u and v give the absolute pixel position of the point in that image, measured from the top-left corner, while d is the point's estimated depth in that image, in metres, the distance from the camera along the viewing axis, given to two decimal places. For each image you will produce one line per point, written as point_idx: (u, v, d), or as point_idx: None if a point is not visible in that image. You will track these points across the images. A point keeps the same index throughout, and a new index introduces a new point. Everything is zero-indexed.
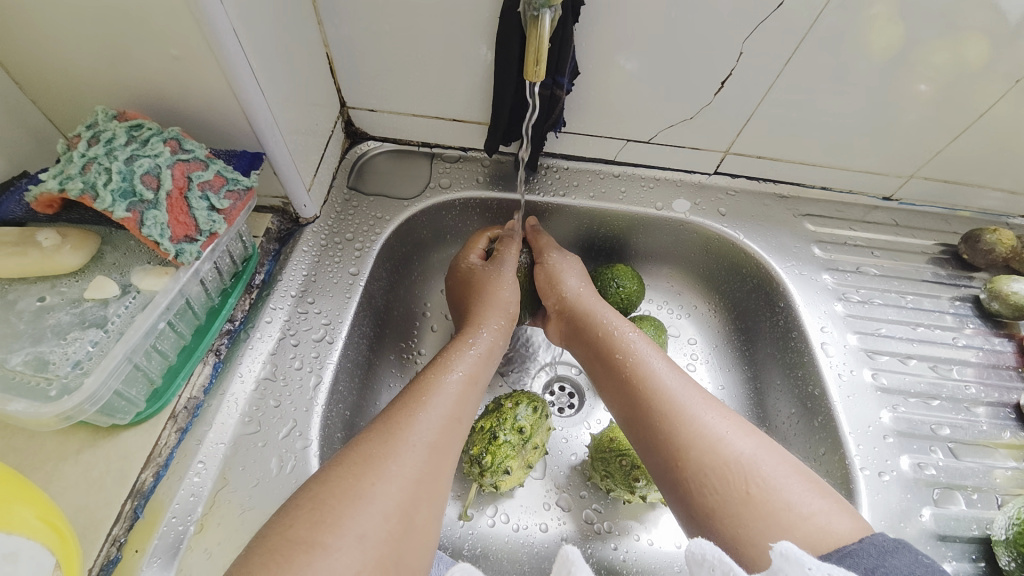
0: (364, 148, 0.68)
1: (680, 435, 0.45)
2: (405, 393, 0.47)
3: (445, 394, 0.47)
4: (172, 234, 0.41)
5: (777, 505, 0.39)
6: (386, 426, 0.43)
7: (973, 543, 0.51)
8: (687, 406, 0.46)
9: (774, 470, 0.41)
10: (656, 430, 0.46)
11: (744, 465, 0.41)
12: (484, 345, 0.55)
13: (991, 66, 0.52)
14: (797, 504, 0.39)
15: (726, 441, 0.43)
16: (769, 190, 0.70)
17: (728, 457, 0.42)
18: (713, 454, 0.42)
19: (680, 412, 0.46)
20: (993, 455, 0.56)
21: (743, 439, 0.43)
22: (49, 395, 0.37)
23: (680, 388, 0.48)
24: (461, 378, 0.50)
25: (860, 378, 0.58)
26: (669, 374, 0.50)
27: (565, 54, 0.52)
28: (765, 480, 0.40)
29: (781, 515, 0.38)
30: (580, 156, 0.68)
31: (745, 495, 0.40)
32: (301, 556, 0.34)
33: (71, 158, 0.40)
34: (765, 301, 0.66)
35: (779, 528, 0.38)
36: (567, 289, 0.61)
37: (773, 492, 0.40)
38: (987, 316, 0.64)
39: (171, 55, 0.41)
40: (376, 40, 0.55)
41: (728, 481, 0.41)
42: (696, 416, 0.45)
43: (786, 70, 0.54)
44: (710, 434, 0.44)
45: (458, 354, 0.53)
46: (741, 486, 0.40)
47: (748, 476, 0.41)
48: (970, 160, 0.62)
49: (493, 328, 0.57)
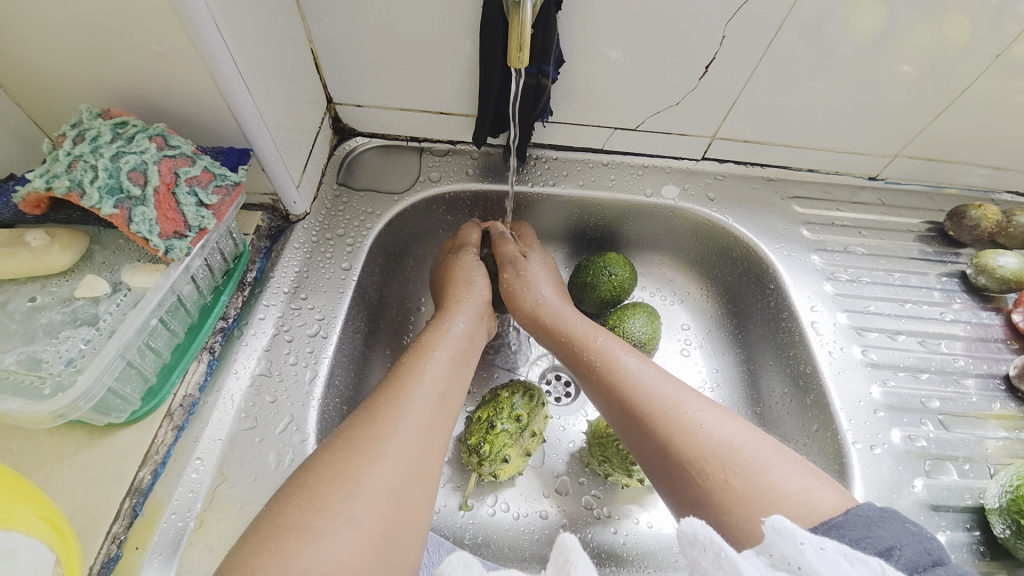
0: (352, 144, 0.68)
1: (658, 434, 0.45)
2: (386, 381, 0.47)
3: (429, 378, 0.48)
4: (161, 230, 0.41)
5: (759, 487, 0.39)
6: (369, 412, 0.43)
7: (967, 512, 0.52)
8: (662, 403, 0.47)
9: (755, 454, 0.41)
10: (639, 429, 0.47)
11: (722, 453, 0.42)
12: (461, 329, 0.56)
13: (971, 42, 0.52)
14: (779, 484, 0.39)
15: (703, 431, 0.43)
16: (757, 174, 0.70)
17: (706, 447, 0.42)
18: (691, 446, 0.43)
19: (657, 411, 0.46)
20: (983, 425, 0.57)
21: (721, 427, 0.44)
22: (43, 393, 0.37)
23: (656, 385, 0.48)
24: (444, 362, 0.50)
25: (850, 355, 0.59)
26: (643, 372, 0.50)
27: (550, 41, 0.52)
28: (745, 466, 0.41)
29: (763, 495, 0.39)
30: (569, 146, 0.69)
31: (726, 483, 0.40)
32: (293, 541, 0.34)
33: (57, 156, 0.40)
34: (755, 284, 0.67)
35: (761, 509, 0.38)
36: (534, 300, 0.60)
37: (755, 475, 0.40)
38: (975, 291, 0.65)
39: (154, 52, 0.41)
40: (361, 34, 0.55)
41: (708, 471, 0.41)
42: (672, 412, 0.46)
43: (769, 54, 0.55)
44: (686, 428, 0.44)
45: (439, 338, 0.53)
46: (720, 475, 0.41)
47: (727, 464, 0.41)
48: (954, 137, 0.63)
49: (464, 312, 0.58)
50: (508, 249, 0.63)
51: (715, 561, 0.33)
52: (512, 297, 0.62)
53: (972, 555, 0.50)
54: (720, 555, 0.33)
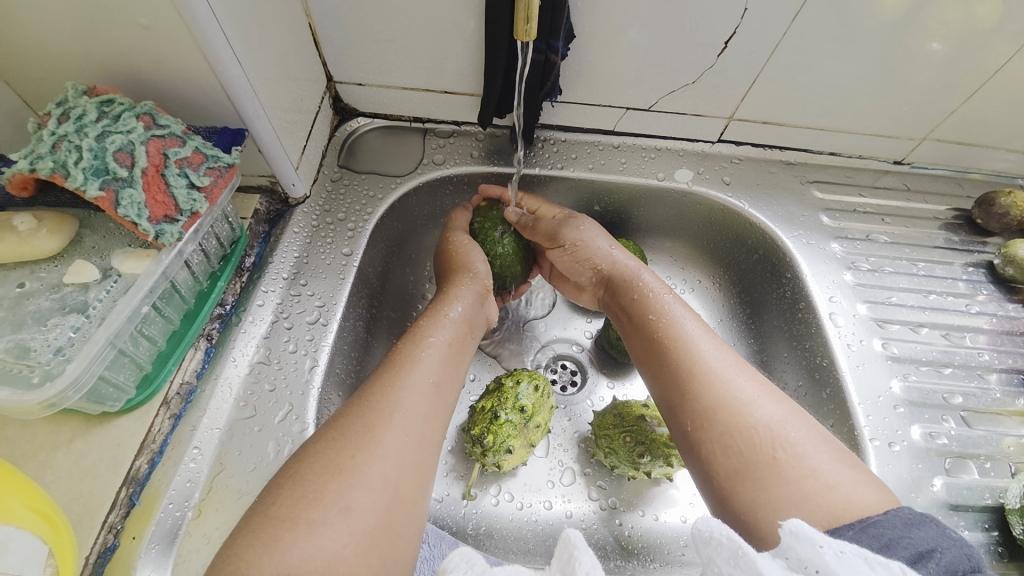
0: (355, 124, 0.66)
1: (708, 396, 0.43)
2: (382, 366, 0.46)
3: (424, 364, 0.46)
4: (150, 214, 0.39)
5: (803, 472, 0.38)
6: (362, 400, 0.42)
7: (986, 513, 0.50)
8: (719, 368, 0.45)
9: (802, 436, 0.40)
10: (682, 390, 0.45)
11: (772, 429, 0.40)
12: (459, 313, 0.53)
13: (1009, 18, 0.49)
14: (823, 472, 0.38)
15: (756, 405, 0.42)
16: (775, 157, 0.67)
17: (757, 421, 0.41)
18: (741, 417, 0.41)
19: (711, 374, 0.44)
20: (1005, 422, 0.55)
21: (773, 405, 0.42)
22: (32, 383, 0.36)
23: (716, 350, 0.47)
24: (440, 347, 0.48)
25: (870, 349, 0.57)
26: (705, 336, 0.48)
27: (559, 15, 0.49)
28: (794, 446, 0.39)
29: (806, 481, 0.37)
30: (578, 127, 0.66)
31: (772, 459, 0.39)
32: (286, 534, 0.33)
33: (40, 136, 0.38)
34: (770, 272, 0.64)
35: (803, 492, 0.37)
36: (605, 255, 0.58)
37: (800, 459, 0.39)
38: (1001, 281, 0.62)
39: (140, 25, 0.39)
40: (359, 8, 0.53)
41: (755, 446, 0.40)
42: (726, 379, 0.44)
43: (792, 30, 0.51)
44: (742, 397, 0.42)
45: (435, 323, 0.51)
46: (768, 451, 0.39)
47: (776, 440, 0.40)
48: (986, 120, 0.59)
49: (463, 297, 0.55)
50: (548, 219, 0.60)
51: (732, 560, 0.32)
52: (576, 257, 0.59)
53: (991, 557, 0.48)
54: (737, 553, 0.32)
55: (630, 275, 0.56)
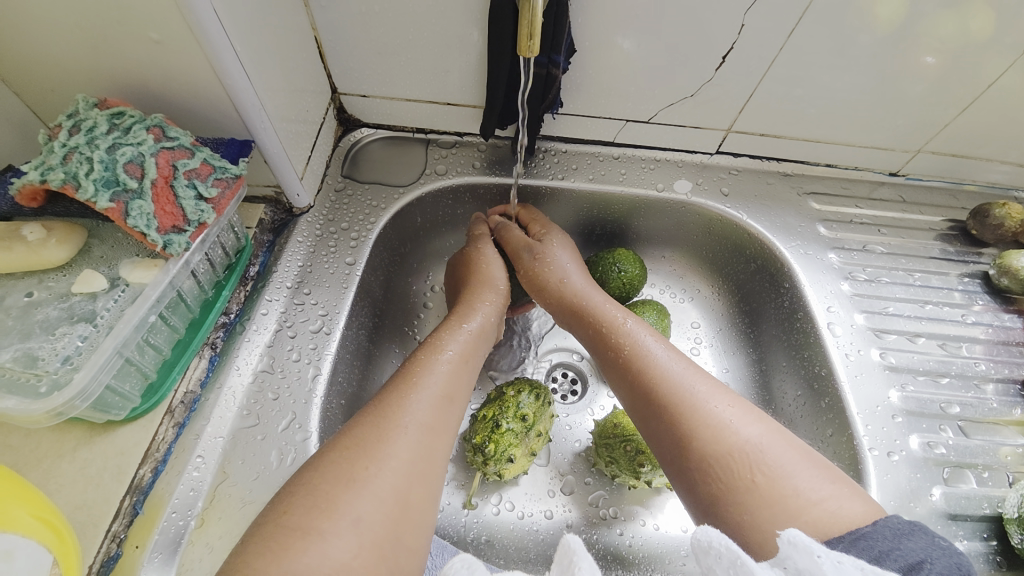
0: (358, 135, 0.67)
1: (683, 424, 0.44)
2: (396, 376, 0.46)
3: (437, 375, 0.46)
4: (159, 224, 0.40)
5: (785, 492, 0.38)
6: (376, 409, 0.42)
7: (984, 522, 0.50)
8: (690, 393, 0.45)
9: (782, 456, 0.40)
10: (661, 416, 0.46)
11: (749, 452, 0.40)
12: (475, 325, 0.54)
13: (1001, 34, 0.50)
14: (805, 490, 0.38)
15: (731, 428, 0.42)
16: (773, 169, 0.68)
17: (732, 445, 0.41)
18: (716, 442, 0.42)
19: (682, 403, 0.45)
20: (1002, 432, 0.55)
21: (749, 426, 0.42)
22: (39, 392, 0.37)
23: (685, 375, 0.47)
24: (453, 359, 0.49)
25: (868, 358, 0.57)
26: (671, 362, 0.49)
27: (561, 29, 0.50)
28: (772, 467, 0.39)
29: (789, 501, 0.37)
30: (579, 138, 0.67)
31: (750, 483, 0.39)
32: (297, 542, 0.33)
33: (52, 148, 0.39)
34: (769, 282, 0.65)
35: (787, 512, 0.37)
36: (556, 283, 0.58)
37: (780, 479, 0.39)
38: (996, 292, 0.63)
39: (151, 39, 0.40)
40: (365, 21, 0.54)
41: (733, 470, 0.40)
42: (698, 404, 0.44)
43: (788, 44, 0.52)
44: (715, 421, 0.43)
45: (450, 334, 0.52)
46: (746, 475, 0.39)
47: (753, 463, 0.40)
48: (979, 134, 0.60)
49: (487, 308, 0.57)
50: (518, 239, 0.61)
51: (731, 569, 0.32)
52: (534, 282, 0.60)
53: (989, 566, 0.48)
54: (736, 562, 0.32)
55: (586, 301, 0.57)
